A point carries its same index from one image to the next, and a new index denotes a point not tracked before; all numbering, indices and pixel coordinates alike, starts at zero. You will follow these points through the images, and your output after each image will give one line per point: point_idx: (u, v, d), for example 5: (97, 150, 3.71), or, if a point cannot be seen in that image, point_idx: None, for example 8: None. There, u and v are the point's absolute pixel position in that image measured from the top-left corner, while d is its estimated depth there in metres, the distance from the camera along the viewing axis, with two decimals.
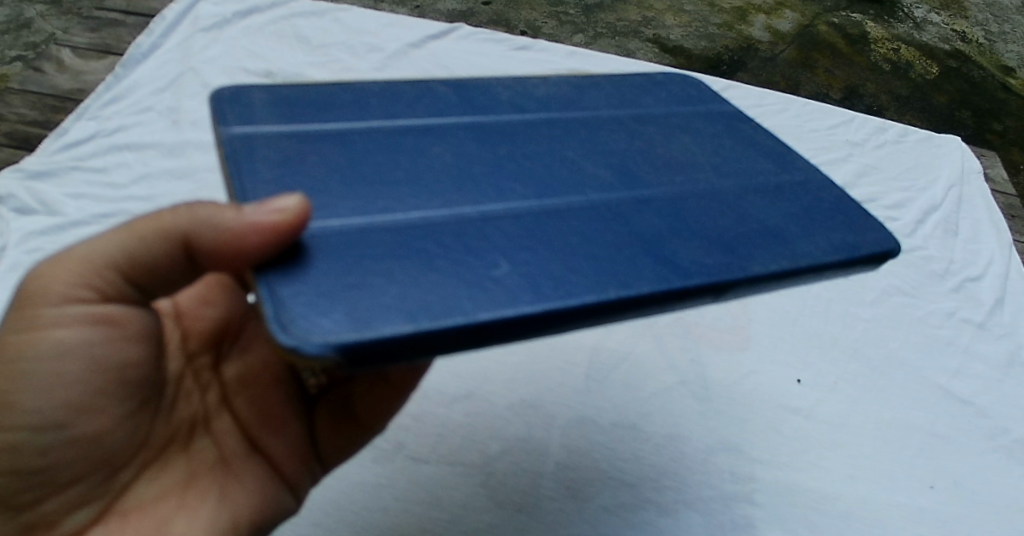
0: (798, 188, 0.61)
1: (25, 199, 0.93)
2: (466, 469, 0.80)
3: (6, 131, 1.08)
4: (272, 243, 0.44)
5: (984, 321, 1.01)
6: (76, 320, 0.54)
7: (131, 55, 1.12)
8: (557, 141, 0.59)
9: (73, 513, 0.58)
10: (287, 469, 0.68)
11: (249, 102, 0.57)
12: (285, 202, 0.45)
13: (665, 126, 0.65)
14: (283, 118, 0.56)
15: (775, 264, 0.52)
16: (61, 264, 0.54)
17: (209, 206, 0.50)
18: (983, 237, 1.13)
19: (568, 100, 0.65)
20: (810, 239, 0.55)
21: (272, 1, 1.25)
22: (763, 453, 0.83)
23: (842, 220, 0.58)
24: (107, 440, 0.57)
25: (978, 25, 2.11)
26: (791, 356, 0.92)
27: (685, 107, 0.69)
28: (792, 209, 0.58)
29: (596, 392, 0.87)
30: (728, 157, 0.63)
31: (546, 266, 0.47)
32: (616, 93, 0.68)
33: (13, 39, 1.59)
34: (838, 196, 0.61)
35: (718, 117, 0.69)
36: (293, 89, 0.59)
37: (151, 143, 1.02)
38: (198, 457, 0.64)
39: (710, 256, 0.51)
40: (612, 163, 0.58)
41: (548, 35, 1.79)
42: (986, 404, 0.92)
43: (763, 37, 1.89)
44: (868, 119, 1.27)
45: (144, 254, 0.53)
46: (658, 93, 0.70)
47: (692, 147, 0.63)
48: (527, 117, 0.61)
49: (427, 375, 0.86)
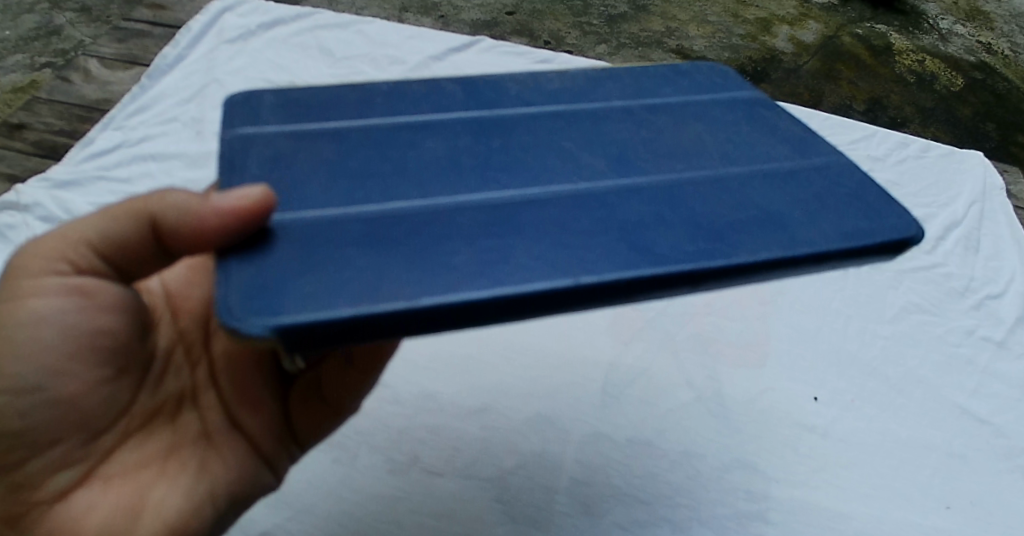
0: (814, 174, 0.58)
1: (50, 208, 0.95)
2: (482, 482, 0.80)
3: (34, 140, 1.12)
4: (231, 226, 0.47)
5: (1005, 339, 0.99)
6: (54, 289, 0.56)
7: (157, 67, 1.15)
8: (557, 133, 0.59)
9: (56, 475, 0.59)
10: (263, 446, 0.71)
11: (258, 104, 0.59)
12: (248, 191, 0.47)
13: (678, 114, 0.63)
14: (289, 118, 0.58)
15: (766, 252, 0.50)
16: (44, 240, 0.58)
17: (179, 192, 0.53)
18: (1005, 254, 1.11)
19: (580, 92, 0.64)
20: (814, 226, 0.53)
21: (297, 13, 1.27)
22: (777, 472, 0.82)
23: (860, 205, 0.55)
24: (86, 404, 0.58)
25: (1004, 37, 2.08)
26: (809, 374, 0.91)
27: (704, 96, 0.66)
28: (802, 195, 0.55)
29: (613, 407, 0.87)
30: (743, 143, 0.60)
31: (509, 252, 0.48)
32: (632, 83, 0.66)
33: (43, 46, 1.63)
34: (860, 181, 0.58)
35: (740, 104, 0.66)
36: (303, 91, 0.61)
37: (175, 154, 1.04)
38: (183, 429, 0.66)
39: (691, 244, 0.50)
40: (610, 152, 0.57)
41: (570, 45, 1.80)
42: (1005, 423, 0.90)
43: (786, 49, 1.88)
44: (890, 134, 1.26)
45: (116, 233, 0.56)
46: (681, 80, 0.67)
47: (702, 133, 0.61)
48: (534, 111, 0.61)
49: (444, 388, 0.87)
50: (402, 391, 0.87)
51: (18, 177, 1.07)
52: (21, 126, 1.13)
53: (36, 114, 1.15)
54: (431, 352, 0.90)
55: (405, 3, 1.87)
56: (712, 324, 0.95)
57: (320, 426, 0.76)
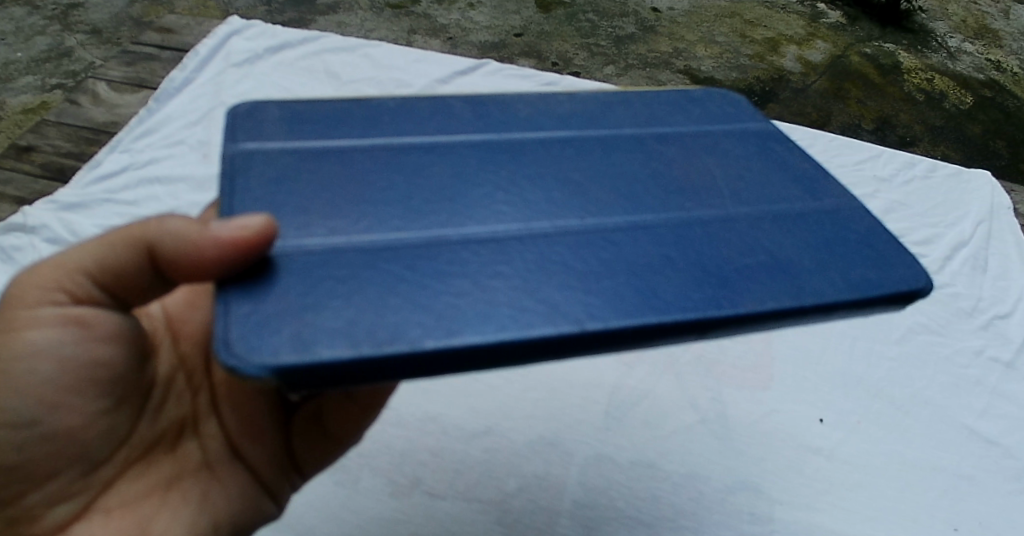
0: (825, 217, 0.57)
1: (57, 230, 0.96)
2: (483, 505, 0.79)
3: (42, 162, 1.13)
4: (230, 256, 0.46)
5: (1013, 360, 0.97)
6: (50, 320, 0.57)
7: (164, 90, 1.17)
8: (567, 161, 0.59)
9: (56, 507, 0.59)
10: (265, 475, 0.71)
11: (262, 118, 0.59)
12: (249, 220, 0.47)
13: (688, 146, 0.63)
14: (294, 134, 0.58)
15: (773, 301, 0.50)
16: (41, 269, 0.58)
17: (176, 219, 0.53)
18: (1013, 274, 1.10)
19: (591, 117, 0.64)
20: (822, 274, 0.52)
21: (304, 37, 1.29)
22: (782, 494, 0.81)
23: (869, 254, 0.55)
24: (84, 435, 0.59)
25: (1013, 55, 2.08)
26: (816, 396, 0.90)
27: (717, 127, 0.66)
28: (811, 239, 0.55)
29: (615, 430, 0.85)
30: (755, 183, 0.60)
31: (513, 294, 0.48)
32: (643, 110, 0.66)
33: (54, 68, 1.67)
34: (870, 227, 0.57)
35: (753, 137, 0.65)
36: (306, 105, 0.61)
37: (182, 177, 1.05)
38: (183, 458, 0.66)
39: (698, 289, 0.50)
40: (620, 187, 0.57)
41: (579, 66, 1.82)
42: (1014, 445, 0.88)
43: (795, 68, 1.89)
44: (896, 155, 1.25)
45: (113, 261, 0.56)
46: (691, 109, 0.67)
47: (712, 166, 0.61)
48: (542, 136, 0.61)
49: (446, 410, 0.86)
50: (405, 413, 0.85)
51: (25, 199, 1.08)
52: (29, 148, 1.15)
53: (45, 137, 1.17)
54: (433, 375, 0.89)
55: (413, 25, 1.89)
56: (716, 346, 0.94)
57: (322, 456, 0.75)
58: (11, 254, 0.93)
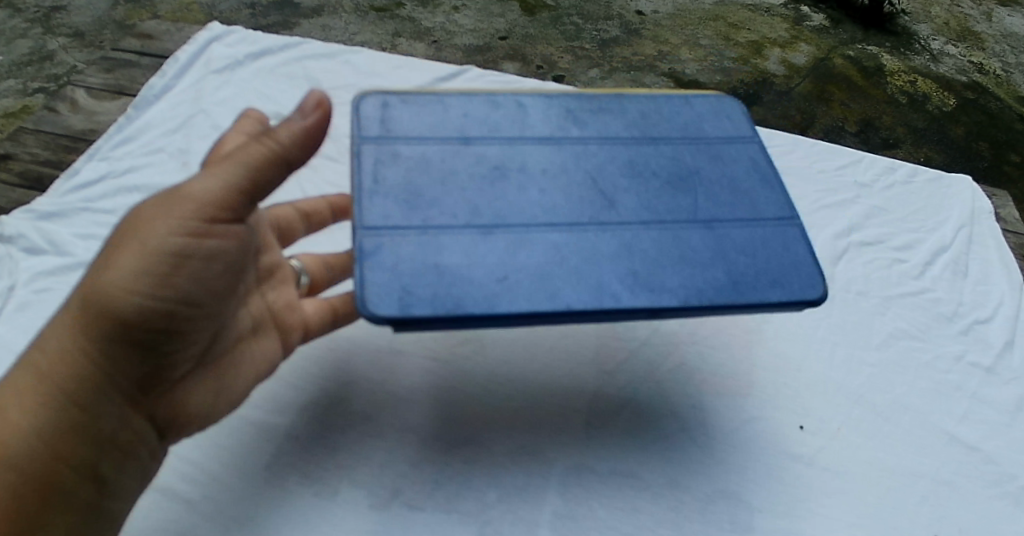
0: (744, 250, 0.76)
1: (34, 240, 0.94)
2: (463, 518, 0.78)
3: (19, 171, 1.12)
4: (304, 126, 0.63)
5: (993, 365, 0.99)
6: (184, 238, 0.63)
7: (144, 97, 1.16)
8: (565, 180, 0.80)
9: (191, 378, 0.71)
10: (317, 329, 0.83)
11: (375, 126, 0.80)
12: (312, 95, 0.64)
13: (660, 176, 0.82)
14: (404, 134, 0.80)
15: (680, 298, 0.72)
16: (176, 198, 0.63)
17: (284, 130, 0.63)
18: (993, 278, 1.11)
19: (591, 145, 0.84)
20: (722, 283, 0.74)
21: (285, 43, 1.28)
22: (762, 502, 0.81)
23: (764, 280, 0.74)
24: (217, 317, 0.68)
25: (995, 57, 2.11)
26: (797, 404, 0.90)
27: (688, 160, 0.84)
28: (727, 266, 0.75)
29: (595, 441, 0.85)
30: (703, 186, 0.81)
31: (530, 270, 0.71)
32: (633, 141, 0.85)
33: (36, 71, 1.65)
34: (771, 259, 0.76)
35: (714, 180, 0.82)
36: (400, 116, 0.82)
37: (160, 186, 1.03)
38: (256, 311, 0.76)
39: (633, 287, 0.72)
40: (599, 199, 0.79)
41: (564, 70, 1.82)
42: (993, 449, 0.90)
43: (778, 72, 1.90)
44: (878, 160, 1.27)
45: (244, 184, 0.63)
46: (657, 119, 0.88)
47: (669, 194, 0.80)
48: (552, 158, 0.81)
49: (425, 421, 0.84)
50: (385, 424, 0.84)
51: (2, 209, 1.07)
52: (7, 157, 1.13)
53: (22, 145, 1.15)
54: (411, 385, 0.87)
55: (398, 28, 1.89)
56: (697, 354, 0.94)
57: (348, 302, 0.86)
58: None
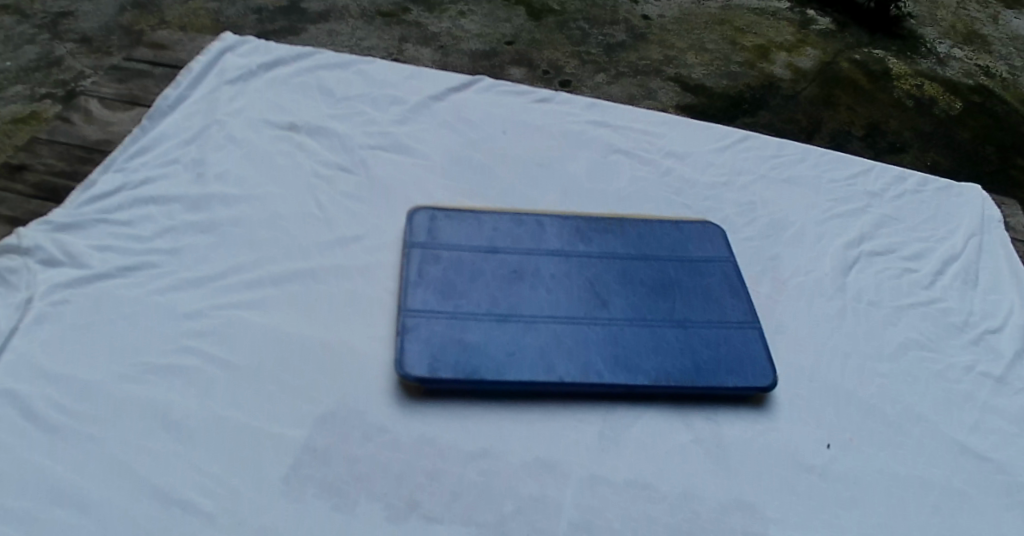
0: (715, 338, 0.94)
1: (51, 251, 0.92)
2: (480, 529, 0.77)
3: (35, 182, 1.13)
4: None
5: (1004, 375, 0.99)
6: None
7: (159, 107, 1.16)
8: (573, 274, 0.99)
9: None
10: None
11: (432, 220, 1.04)
12: None
13: (650, 266, 1.02)
14: (447, 241, 1.01)
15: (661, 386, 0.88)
16: None
17: None
18: (1003, 288, 1.11)
19: (598, 241, 1.04)
20: (696, 375, 0.89)
21: (297, 53, 1.29)
22: (776, 513, 0.81)
23: (732, 375, 0.90)
24: None
25: (1001, 59, 2.11)
26: (811, 416, 0.90)
27: (675, 260, 1.04)
28: (699, 347, 0.93)
29: (610, 452, 0.84)
30: (683, 295, 0.99)
31: (534, 352, 0.89)
32: (632, 239, 1.06)
33: (44, 77, 1.66)
34: (742, 364, 0.91)
35: (696, 272, 1.02)
36: (450, 214, 1.05)
37: (177, 197, 1.03)
38: None
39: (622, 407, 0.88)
40: (600, 291, 0.98)
41: (570, 74, 1.82)
42: (1005, 460, 0.90)
43: (784, 75, 1.90)
44: (887, 169, 1.27)
45: None
46: (651, 240, 1.06)
47: (658, 301, 0.98)
48: (565, 263, 1.00)
49: (442, 431, 0.83)
50: (401, 435, 0.82)
51: (18, 219, 1.07)
52: (22, 167, 1.14)
53: (37, 155, 1.16)
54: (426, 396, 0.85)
55: (404, 34, 1.89)
56: None
57: None
58: (3, 278, 0.89)
